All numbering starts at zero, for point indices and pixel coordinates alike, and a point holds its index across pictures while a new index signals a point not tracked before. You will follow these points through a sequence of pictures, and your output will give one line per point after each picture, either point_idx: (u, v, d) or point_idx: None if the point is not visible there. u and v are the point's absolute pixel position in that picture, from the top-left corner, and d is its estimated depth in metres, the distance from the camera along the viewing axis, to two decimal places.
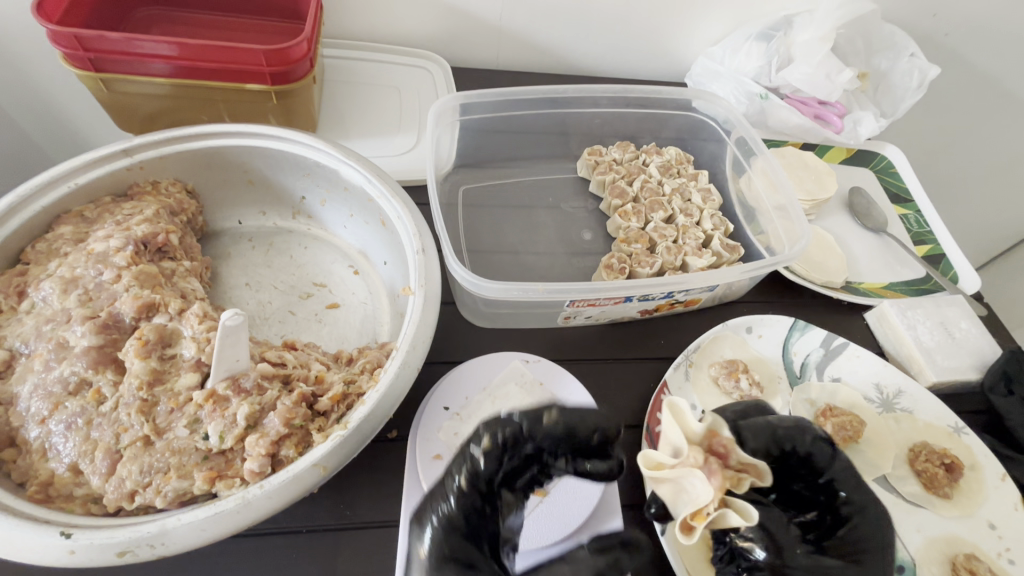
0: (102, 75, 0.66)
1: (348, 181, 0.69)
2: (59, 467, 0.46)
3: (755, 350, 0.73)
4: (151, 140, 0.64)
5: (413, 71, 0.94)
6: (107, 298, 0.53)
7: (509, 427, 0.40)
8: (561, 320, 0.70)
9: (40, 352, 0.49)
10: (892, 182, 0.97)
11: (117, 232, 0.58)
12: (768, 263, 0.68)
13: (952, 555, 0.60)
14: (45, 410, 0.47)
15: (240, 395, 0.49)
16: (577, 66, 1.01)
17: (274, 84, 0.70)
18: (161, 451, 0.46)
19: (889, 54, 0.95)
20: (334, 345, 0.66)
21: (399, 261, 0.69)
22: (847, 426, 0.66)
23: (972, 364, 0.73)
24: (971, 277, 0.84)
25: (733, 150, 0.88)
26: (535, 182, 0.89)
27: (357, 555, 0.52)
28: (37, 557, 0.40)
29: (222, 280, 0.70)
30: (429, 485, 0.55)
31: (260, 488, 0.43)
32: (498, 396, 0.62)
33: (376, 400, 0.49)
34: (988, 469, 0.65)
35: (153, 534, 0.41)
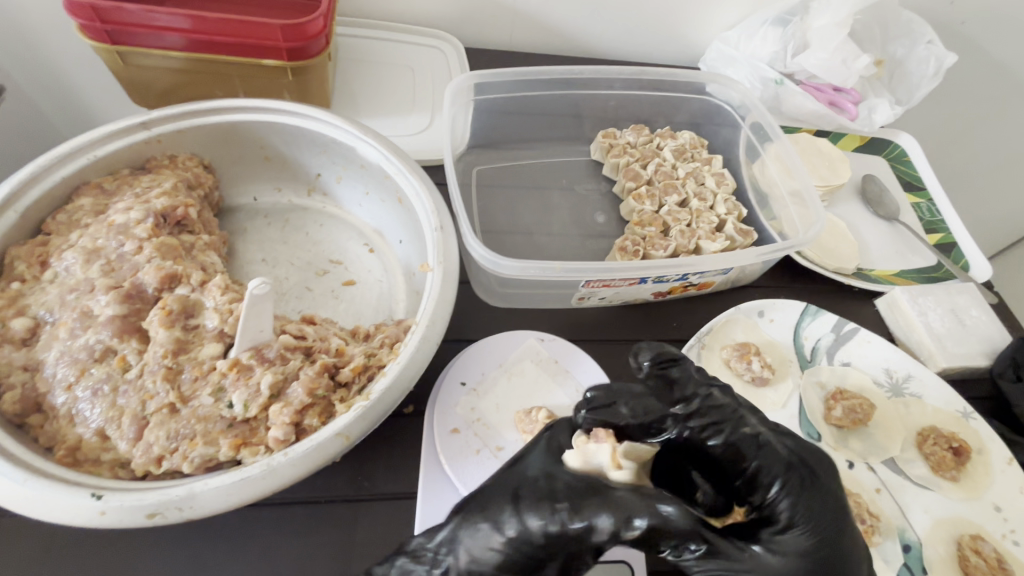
0: (118, 48, 0.65)
1: (366, 158, 0.69)
2: (86, 432, 0.47)
3: (767, 333, 0.73)
4: (169, 113, 0.64)
5: (427, 51, 0.93)
6: (129, 269, 0.54)
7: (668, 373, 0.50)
8: (575, 300, 0.70)
9: (65, 320, 0.50)
10: (905, 170, 0.97)
11: (137, 204, 0.58)
12: (782, 247, 0.69)
13: (958, 536, 0.61)
14: (71, 376, 0.48)
15: (263, 364, 0.50)
16: (590, 49, 1.00)
17: (290, 60, 0.70)
18: (187, 418, 0.47)
19: (906, 41, 0.94)
20: (351, 322, 0.67)
21: (415, 239, 0.69)
22: (857, 408, 0.67)
23: (982, 350, 0.73)
24: (982, 266, 0.84)
25: (748, 134, 0.88)
26: (549, 164, 0.88)
27: (375, 525, 0.53)
28: (68, 518, 0.41)
29: (239, 255, 0.70)
30: (446, 457, 0.56)
31: (285, 456, 0.44)
32: (514, 372, 0.63)
33: (397, 372, 0.50)
34: (995, 453, 0.66)
35: (181, 497, 0.42)
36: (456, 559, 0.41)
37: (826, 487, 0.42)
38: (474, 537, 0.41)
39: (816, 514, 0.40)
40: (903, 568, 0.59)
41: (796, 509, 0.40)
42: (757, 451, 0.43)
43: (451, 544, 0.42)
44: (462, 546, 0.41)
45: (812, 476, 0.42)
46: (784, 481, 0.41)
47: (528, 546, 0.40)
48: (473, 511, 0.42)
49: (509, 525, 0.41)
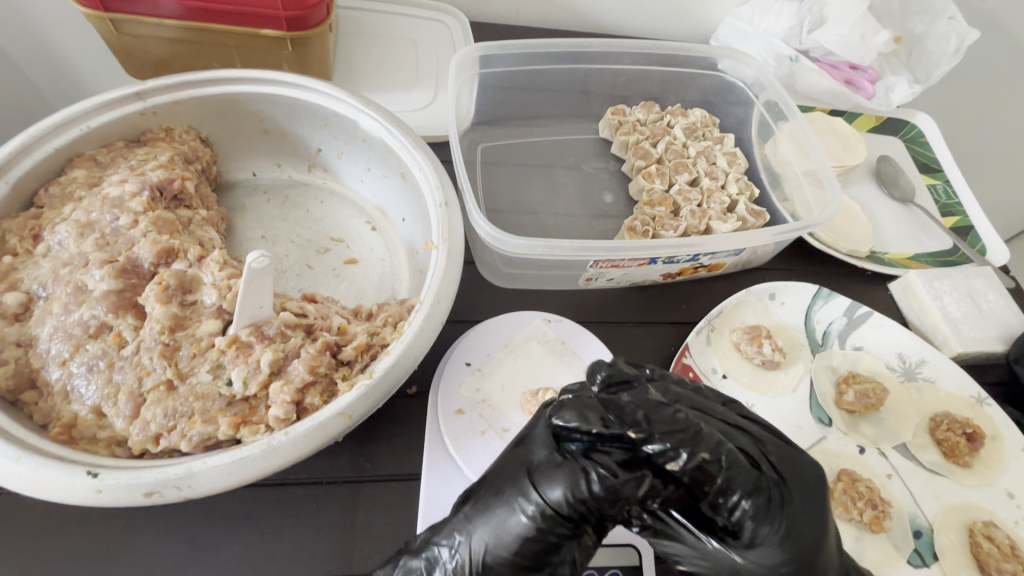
0: (110, 15, 0.63)
1: (368, 133, 0.66)
2: (82, 409, 0.45)
3: (777, 316, 0.72)
4: (164, 84, 0.62)
5: (431, 25, 0.90)
6: (124, 243, 0.52)
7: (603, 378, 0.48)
8: (582, 281, 0.68)
9: (58, 295, 0.49)
10: (922, 151, 0.94)
11: (132, 176, 0.56)
12: (797, 226, 0.66)
13: (970, 522, 0.60)
14: (65, 352, 0.47)
15: (263, 342, 0.48)
16: (599, 24, 0.97)
17: (290, 30, 0.67)
18: (185, 396, 0.46)
19: (927, 17, 0.91)
20: (353, 301, 0.65)
21: (419, 216, 0.67)
22: (869, 393, 0.65)
23: (999, 336, 0.71)
24: (999, 249, 0.82)
25: (761, 112, 0.85)
26: (556, 142, 0.86)
27: (378, 506, 0.52)
28: (63, 495, 0.40)
29: (238, 231, 0.68)
30: (451, 438, 0.55)
31: (285, 435, 0.43)
32: (520, 353, 0.62)
33: (401, 351, 0.48)
34: (1009, 440, 0.65)
35: (179, 476, 0.40)
36: (468, 550, 0.41)
37: (800, 501, 0.42)
38: (490, 524, 0.41)
39: (800, 519, 0.41)
40: (913, 554, 0.58)
41: (772, 529, 0.40)
42: (735, 473, 0.40)
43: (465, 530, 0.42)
44: (476, 534, 0.41)
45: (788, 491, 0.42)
46: (756, 500, 0.40)
47: (547, 519, 0.40)
48: (487, 501, 0.42)
49: (528, 503, 0.41)
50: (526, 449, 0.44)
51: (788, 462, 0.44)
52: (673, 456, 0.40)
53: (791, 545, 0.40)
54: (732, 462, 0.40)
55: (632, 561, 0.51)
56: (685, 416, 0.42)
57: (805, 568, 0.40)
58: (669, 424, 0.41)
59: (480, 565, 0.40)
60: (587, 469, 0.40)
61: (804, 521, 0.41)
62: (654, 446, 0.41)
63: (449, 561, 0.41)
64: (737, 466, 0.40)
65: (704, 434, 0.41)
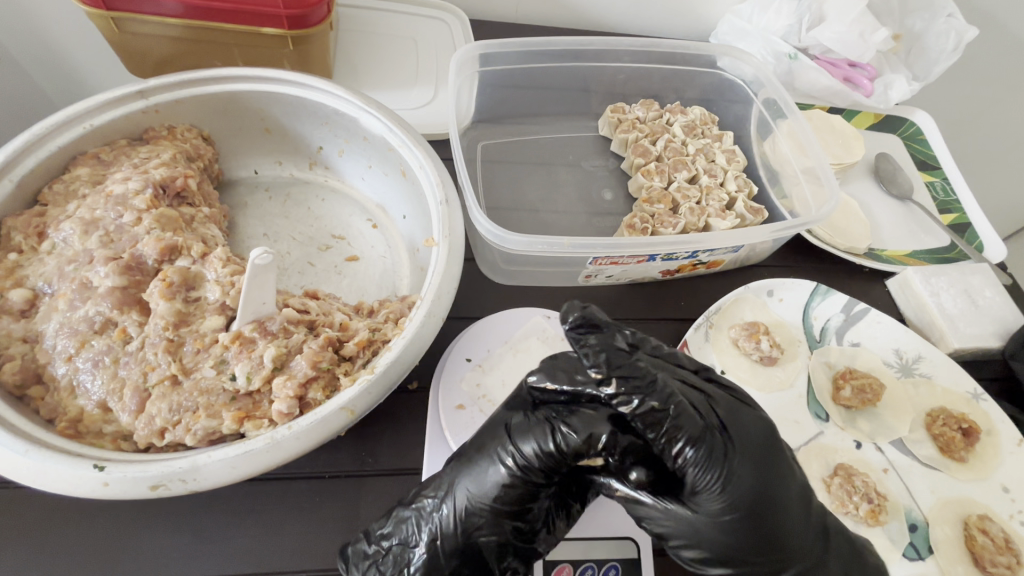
0: (113, 14, 0.63)
1: (368, 130, 0.67)
2: (88, 404, 0.46)
3: (776, 313, 0.72)
4: (167, 82, 0.62)
5: (431, 23, 0.91)
6: (128, 240, 0.53)
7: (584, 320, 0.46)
8: (582, 278, 0.69)
9: (64, 292, 0.49)
10: (920, 148, 0.95)
11: (135, 174, 0.57)
12: (795, 223, 0.67)
13: (965, 516, 0.61)
14: (71, 348, 0.47)
15: (266, 337, 0.49)
16: (599, 22, 0.97)
17: (291, 29, 0.67)
18: (189, 390, 0.47)
19: (925, 14, 0.91)
20: (354, 298, 0.66)
21: (419, 213, 0.68)
22: (867, 389, 0.66)
23: (995, 332, 0.72)
24: (996, 246, 0.82)
25: (760, 110, 0.86)
26: (556, 139, 0.86)
27: (380, 500, 0.52)
28: (71, 488, 0.40)
29: (240, 229, 0.69)
30: (452, 433, 0.55)
31: (288, 429, 0.43)
32: (520, 348, 0.62)
33: (402, 347, 0.49)
34: (1005, 435, 0.66)
35: (184, 469, 0.41)
36: (453, 502, 0.44)
37: (742, 452, 0.43)
38: (472, 478, 0.44)
39: (747, 468, 0.42)
40: (909, 548, 0.59)
41: (719, 479, 0.41)
42: (683, 421, 0.41)
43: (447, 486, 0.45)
44: (456, 487, 0.44)
45: (731, 442, 0.43)
46: (698, 448, 0.41)
47: (519, 471, 0.43)
48: (468, 456, 0.45)
49: (504, 454, 0.43)
50: (507, 412, 0.46)
51: (731, 415, 0.45)
52: (625, 401, 0.41)
53: (731, 491, 0.41)
54: (681, 411, 0.41)
55: (631, 553, 0.52)
56: (644, 365, 0.43)
57: (752, 521, 0.42)
58: (626, 370, 0.42)
59: (464, 516, 0.43)
60: (556, 426, 0.43)
61: (749, 469, 0.42)
62: (609, 388, 0.42)
63: (434, 516, 0.44)
64: (688, 414, 0.41)
65: (659, 383, 0.42)
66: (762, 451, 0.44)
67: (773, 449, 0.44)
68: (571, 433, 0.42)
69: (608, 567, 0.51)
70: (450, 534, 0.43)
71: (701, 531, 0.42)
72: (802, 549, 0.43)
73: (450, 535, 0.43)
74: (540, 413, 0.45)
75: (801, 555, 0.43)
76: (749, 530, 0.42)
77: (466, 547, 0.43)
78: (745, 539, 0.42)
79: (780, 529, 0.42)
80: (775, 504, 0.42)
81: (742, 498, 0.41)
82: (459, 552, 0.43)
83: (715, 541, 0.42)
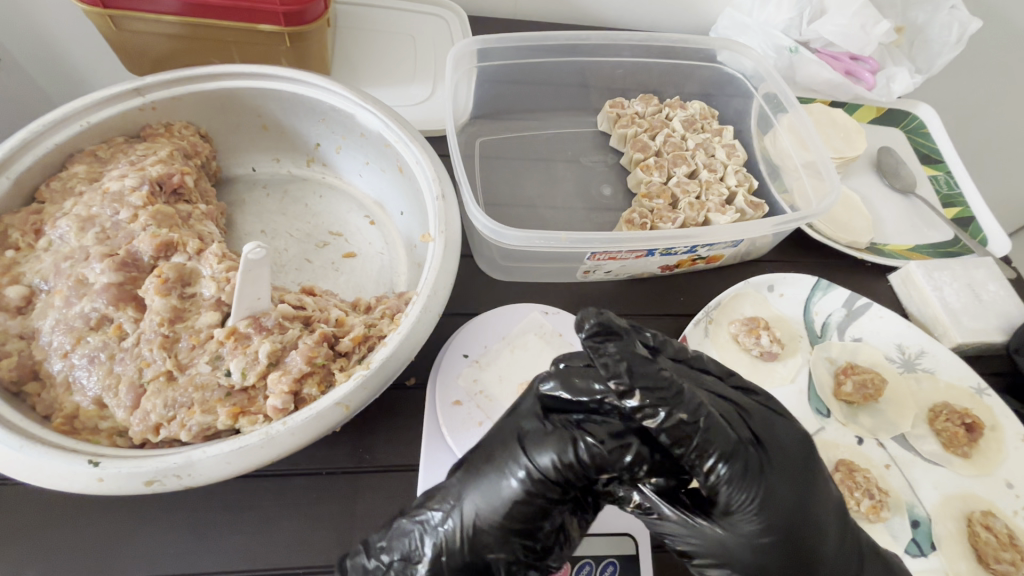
0: (110, 12, 0.63)
1: (365, 127, 0.67)
2: (84, 400, 0.46)
3: (776, 308, 0.72)
4: (163, 80, 0.62)
5: (429, 18, 0.90)
6: (124, 237, 0.53)
7: (596, 325, 0.41)
8: (580, 274, 0.69)
9: (59, 288, 0.49)
10: (923, 142, 0.94)
11: (132, 171, 0.57)
12: (795, 217, 0.66)
13: (968, 512, 0.60)
14: (67, 344, 0.47)
15: (261, 333, 0.49)
16: (598, 17, 0.97)
17: (287, 25, 0.67)
18: (184, 386, 0.47)
19: (928, 6, 0.90)
20: (351, 294, 0.66)
21: (417, 210, 0.67)
22: (868, 384, 0.65)
23: (999, 326, 0.71)
24: (1001, 240, 0.81)
25: (760, 104, 0.85)
26: (553, 135, 0.86)
27: (376, 496, 0.52)
28: (66, 483, 0.40)
29: (237, 226, 0.69)
30: (448, 429, 0.55)
31: (283, 425, 0.43)
32: (517, 345, 0.61)
33: (398, 342, 0.49)
34: (1008, 430, 0.65)
35: (179, 464, 0.41)
36: (461, 514, 0.42)
37: (774, 465, 0.42)
38: (483, 492, 0.42)
39: (765, 490, 0.40)
40: (910, 544, 0.58)
41: (746, 495, 0.40)
42: (713, 436, 0.39)
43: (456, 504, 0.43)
44: (467, 500, 0.43)
45: (766, 457, 0.42)
46: (733, 465, 0.39)
47: (541, 484, 0.42)
48: (478, 470, 0.44)
49: (517, 467, 0.42)
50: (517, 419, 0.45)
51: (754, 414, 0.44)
52: (651, 413, 0.38)
53: (767, 511, 0.40)
54: (709, 423, 0.39)
55: (629, 549, 0.52)
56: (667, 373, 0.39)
57: (785, 543, 0.41)
58: (650, 379, 0.38)
59: (472, 532, 0.42)
60: (577, 437, 0.42)
61: (782, 488, 0.41)
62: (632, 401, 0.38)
63: (439, 530, 0.42)
64: (713, 430, 0.39)
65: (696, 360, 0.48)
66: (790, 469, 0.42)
67: (810, 468, 0.43)
68: (593, 442, 0.41)
69: (605, 564, 0.51)
70: (460, 539, 0.41)
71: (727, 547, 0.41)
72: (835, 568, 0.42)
73: (459, 553, 0.41)
74: (557, 421, 0.43)
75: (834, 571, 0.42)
76: (771, 552, 0.41)
77: (473, 562, 0.41)
78: (775, 561, 0.41)
79: (815, 543, 0.41)
80: (805, 519, 0.41)
81: (760, 524, 0.40)
82: (464, 566, 0.41)
83: (742, 557, 0.41)
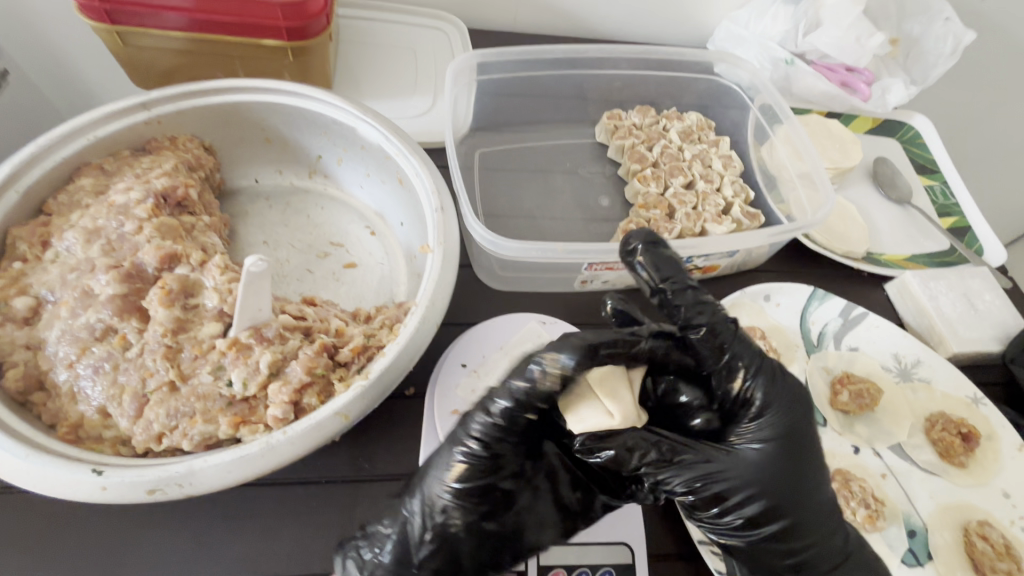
0: (117, 28, 0.65)
1: (366, 139, 0.68)
2: (88, 410, 0.47)
3: (773, 318, 0.72)
4: (168, 94, 0.64)
5: (429, 32, 0.92)
6: (129, 248, 0.54)
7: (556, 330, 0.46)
8: (577, 284, 0.69)
9: (66, 299, 0.50)
10: (919, 152, 0.94)
11: (137, 184, 0.58)
12: (790, 228, 0.67)
13: (965, 522, 0.60)
14: (72, 354, 0.48)
15: (263, 343, 0.50)
16: (597, 30, 0.98)
17: (290, 40, 0.68)
18: (187, 396, 0.47)
19: (923, 18, 0.91)
20: (352, 304, 0.66)
21: (416, 221, 0.68)
22: (863, 394, 0.66)
23: (995, 336, 0.71)
24: (996, 250, 0.82)
25: (756, 115, 0.86)
26: (552, 146, 0.87)
27: (375, 505, 0.53)
28: (70, 492, 0.41)
29: (240, 236, 0.70)
30: (447, 439, 0.55)
31: (283, 434, 0.44)
32: (515, 354, 0.62)
33: (397, 352, 0.49)
34: (1005, 440, 0.65)
35: (181, 473, 0.42)
36: (426, 490, 0.46)
37: (772, 416, 0.48)
38: (436, 468, 0.46)
39: (782, 403, 0.49)
40: (908, 554, 0.58)
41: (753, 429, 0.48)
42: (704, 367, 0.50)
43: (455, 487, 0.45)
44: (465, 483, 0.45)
45: (753, 406, 0.49)
46: (757, 376, 0.49)
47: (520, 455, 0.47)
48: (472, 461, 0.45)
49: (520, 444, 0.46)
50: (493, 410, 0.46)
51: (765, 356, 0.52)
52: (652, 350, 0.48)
53: (766, 446, 0.47)
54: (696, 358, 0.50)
55: (625, 558, 0.52)
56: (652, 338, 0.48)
57: (777, 489, 0.47)
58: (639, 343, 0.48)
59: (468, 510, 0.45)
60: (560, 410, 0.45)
61: (773, 430, 0.48)
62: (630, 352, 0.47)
63: (440, 513, 0.45)
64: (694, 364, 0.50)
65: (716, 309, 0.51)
66: (781, 416, 0.48)
67: (800, 411, 0.49)
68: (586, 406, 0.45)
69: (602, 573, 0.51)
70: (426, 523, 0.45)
71: (747, 481, 0.46)
72: (821, 520, 0.48)
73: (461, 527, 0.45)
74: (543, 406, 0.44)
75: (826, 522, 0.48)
76: (785, 469, 0.47)
77: (453, 531, 0.45)
78: (770, 495, 0.46)
79: (807, 491, 0.47)
80: (798, 459, 0.47)
81: (779, 431, 0.48)
82: (440, 539, 0.45)
83: (754, 492, 0.46)
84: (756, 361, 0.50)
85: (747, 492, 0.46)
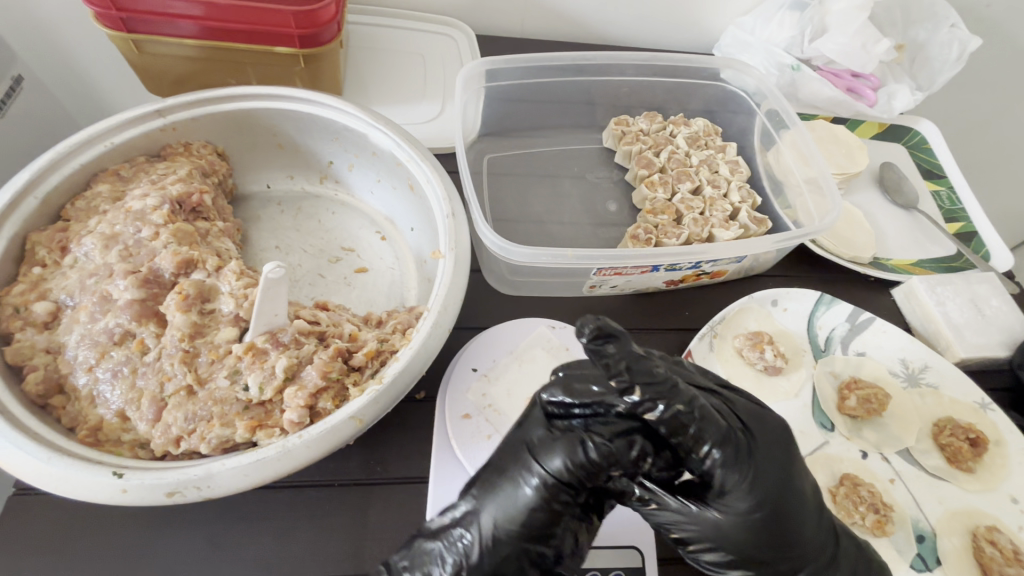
0: (133, 36, 0.66)
1: (377, 146, 0.69)
2: (107, 413, 0.48)
3: (780, 323, 0.73)
4: (183, 101, 0.65)
5: (438, 39, 0.93)
6: (146, 254, 0.55)
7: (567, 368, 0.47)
8: (586, 289, 0.70)
9: (85, 304, 0.51)
10: (925, 158, 0.95)
11: (153, 190, 0.59)
12: (797, 234, 0.67)
13: (973, 527, 0.60)
14: (92, 358, 0.49)
15: (278, 348, 0.51)
16: (603, 36, 0.99)
17: (302, 47, 0.69)
18: (204, 400, 0.48)
19: (928, 25, 0.92)
20: (363, 309, 0.67)
21: (427, 226, 0.69)
22: (871, 399, 0.66)
23: (1003, 341, 0.72)
24: (1003, 255, 0.82)
25: (763, 121, 0.87)
26: (559, 152, 0.88)
27: (387, 507, 0.53)
28: (91, 494, 0.42)
29: (253, 241, 0.71)
30: (458, 443, 0.56)
31: (299, 438, 0.45)
32: (525, 359, 0.63)
33: (410, 357, 0.50)
34: (1013, 445, 0.65)
35: (199, 476, 0.42)
36: (479, 527, 0.42)
37: (762, 452, 0.44)
38: (500, 502, 0.42)
39: (754, 472, 0.43)
40: (916, 559, 0.58)
41: (740, 477, 0.43)
42: (707, 426, 0.42)
43: (474, 516, 0.43)
44: (484, 510, 0.43)
45: (752, 441, 0.45)
46: (725, 448, 0.43)
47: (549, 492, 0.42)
48: (490, 480, 0.44)
49: (530, 475, 0.43)
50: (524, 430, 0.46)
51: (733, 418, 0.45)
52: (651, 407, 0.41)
53: (759, 490, 0.43)
54: (703, 416, 0.42)
55: (634, 562, 0.52)
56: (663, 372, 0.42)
57: (771, 533, 0.43)
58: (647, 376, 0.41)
59: (492, 543, 0.41)
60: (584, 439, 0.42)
61: (769, 472, 0.44)
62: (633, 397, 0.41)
63: (459, 544, 0.42)
64: (708, 419, 0.42)
65: (681, 389, 0.42)
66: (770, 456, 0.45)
67: (789, 456, 0.45)
68: (595, 445, 0.42)
69: None
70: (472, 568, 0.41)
71: (724, 534, 0.42)
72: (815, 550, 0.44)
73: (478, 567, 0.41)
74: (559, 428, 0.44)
75: (819, 556, 0.44)
76: (765, 530, 0.42)
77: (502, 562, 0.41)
78: (757, 543, 0.42)
79: (799, 531, 0.43)
80: (786, 503, 0.43)
81: (752, 504, 0.42)
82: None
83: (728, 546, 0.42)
84: (724, 432, 0.43)
85: (728, 549, 0.42)
